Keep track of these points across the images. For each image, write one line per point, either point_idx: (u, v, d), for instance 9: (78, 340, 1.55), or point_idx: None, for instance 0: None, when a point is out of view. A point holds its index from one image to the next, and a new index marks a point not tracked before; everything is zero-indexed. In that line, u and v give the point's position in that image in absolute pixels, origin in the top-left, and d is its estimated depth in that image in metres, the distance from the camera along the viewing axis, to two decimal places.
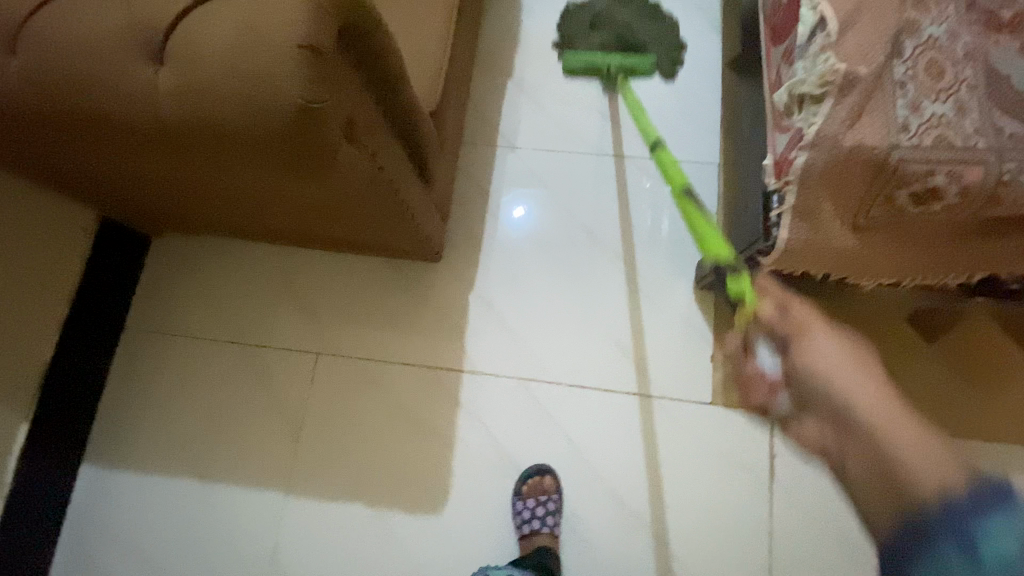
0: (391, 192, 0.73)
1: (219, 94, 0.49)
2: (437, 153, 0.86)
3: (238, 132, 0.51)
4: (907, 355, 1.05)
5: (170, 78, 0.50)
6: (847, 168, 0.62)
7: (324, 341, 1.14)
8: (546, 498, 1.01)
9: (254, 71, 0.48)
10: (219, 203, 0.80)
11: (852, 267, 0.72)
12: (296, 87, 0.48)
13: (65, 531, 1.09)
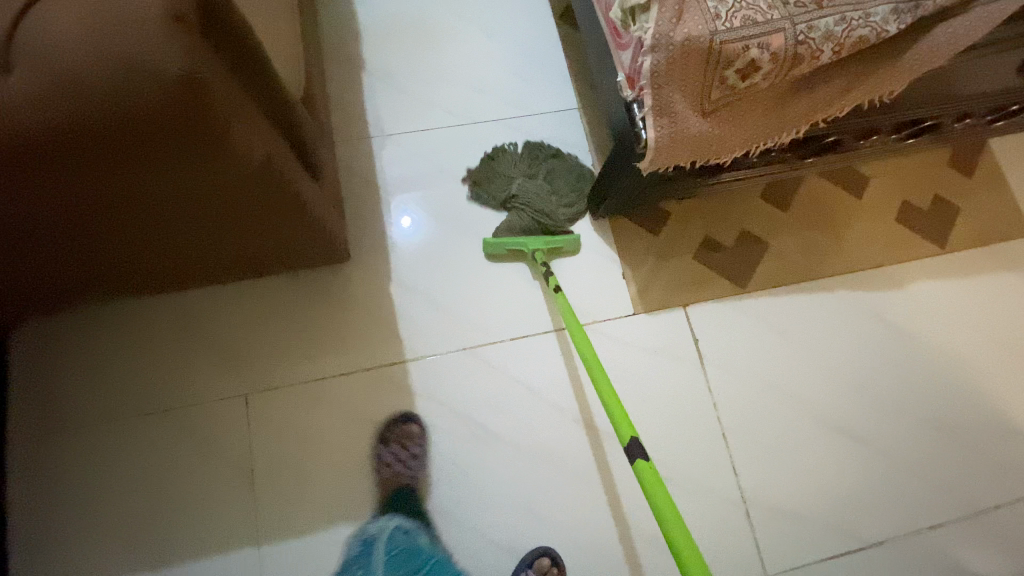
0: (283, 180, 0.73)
1: (77, 75, 0.50)
2: (317, 144, 0.85)
3: (106, 113, 0.52)
4: (770, 225, 1.25)
5: (23, 78, 0.50)
6: (685, 60, 0.72)
7: (249, 376, 1.08)
8: (411, 443, 1.08)
9: (115, 47, 0.50)
10: (93, 242, 0.75)
11: (712, 147, 0.84)
12: (170, 57, 0.51)
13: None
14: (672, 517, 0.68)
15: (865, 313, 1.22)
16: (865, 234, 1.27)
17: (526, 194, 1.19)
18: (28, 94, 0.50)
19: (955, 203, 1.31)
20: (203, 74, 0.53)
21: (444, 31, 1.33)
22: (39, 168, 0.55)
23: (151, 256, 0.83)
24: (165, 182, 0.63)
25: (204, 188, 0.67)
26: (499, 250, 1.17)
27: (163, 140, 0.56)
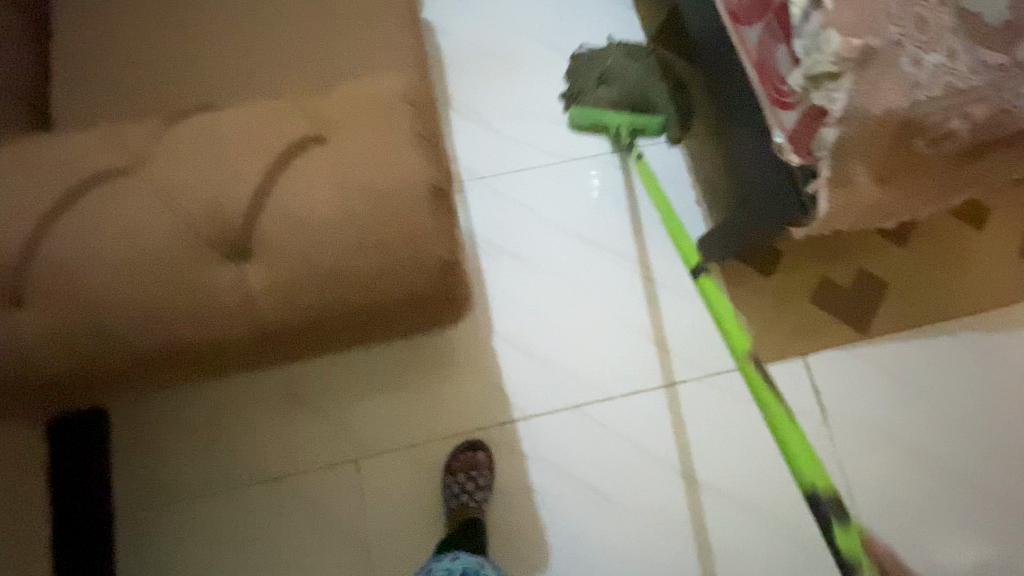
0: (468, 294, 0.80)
1: (364, 258, 0.62)
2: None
3: (377, 281, 0.63)
4: (888, 264, 1.18)
5: (323, 260, 0.62)
6: (877, 131, 0.65)
7: (357, 442, 1.05)
8: (476, 473, 1.02)
9: (397, 231, 0.63)
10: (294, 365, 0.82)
11: (878, 213, 0.77)
12: (438, 240, 0.64)
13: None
14: (808, 460, 0.60)
15: (993, 359, 1.15)
16: (990, 271, 1.19)
17: (624, 76, 1.17)
18: (327, 272, 0.62)
19: None
20: (454, 248, 0.66)
21: (532, 61, 1.25)
22: (305, 322, 0.65)
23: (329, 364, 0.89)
24: (387, 325, 0.71)
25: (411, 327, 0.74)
26: (583, 122, 1.19)
27: (408, 298, 0.65)
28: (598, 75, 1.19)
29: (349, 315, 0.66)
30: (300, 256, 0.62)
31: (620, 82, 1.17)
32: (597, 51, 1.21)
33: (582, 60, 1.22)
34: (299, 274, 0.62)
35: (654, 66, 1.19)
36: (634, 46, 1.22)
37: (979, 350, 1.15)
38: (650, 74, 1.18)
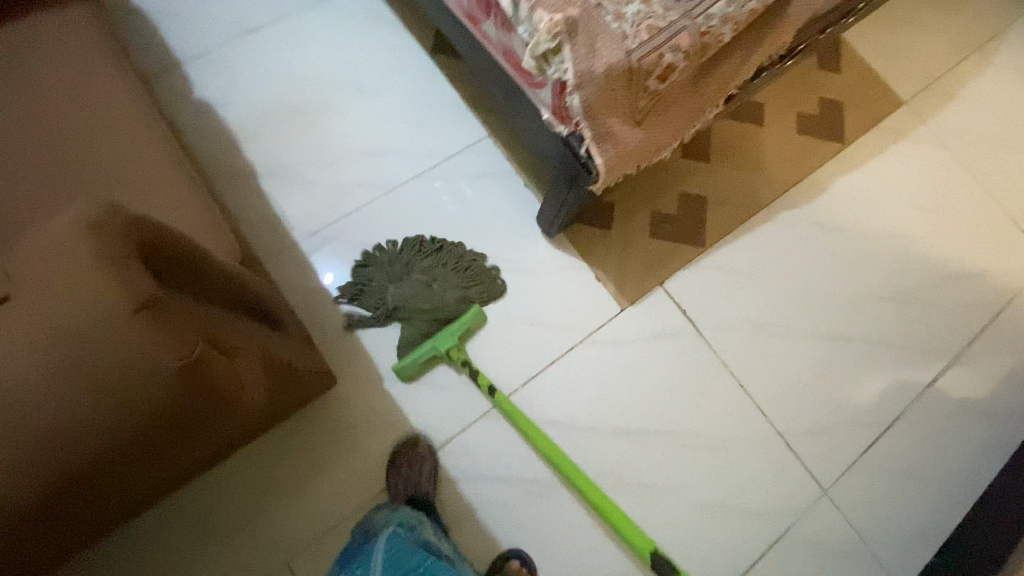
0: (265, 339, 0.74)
1: (86, 406, 0.53)
2: (272, 300, 0.79)
3: (114, 422, 0.54)
4: (702, 179, 1.31)
5: (37, 424, 0.52)
6: (610, 85, 0.72)
7: (285, 541, 1.00)
8: (417, 457, 1.04)
9: (104, 358, 0.53)
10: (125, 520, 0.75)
11: (651, 150, 0.86)
12: (156, 349, 0.54)
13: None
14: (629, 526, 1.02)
15: (809, 226, 1.33)
16: (781, 156, 1.36)
17: (414, 294, 1.11)
18: (48, 435, 0.53)
19: (838, 100, 1.44)
20: (189, 348, 0.56)
21: (323, 107, 1.24)
22: (74, 490, 0.57)
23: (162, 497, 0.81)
24: (186, 440, 0.65)
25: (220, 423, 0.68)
26: (413, 368, 1.08)
27: (165, 417, 0.57)
28: (387, 306, 1.12)
29: (117, 461, 0.57)
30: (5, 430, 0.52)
31: (419, 313, 1.10)
32: (388, 248, 1.16)
33: (374, 266, 1.14)
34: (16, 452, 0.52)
35: (448, 267, 1.15)
36: (416, 245, 1.17)
37: (797, 223, 1.32)
38: (430, 280, 1.13)
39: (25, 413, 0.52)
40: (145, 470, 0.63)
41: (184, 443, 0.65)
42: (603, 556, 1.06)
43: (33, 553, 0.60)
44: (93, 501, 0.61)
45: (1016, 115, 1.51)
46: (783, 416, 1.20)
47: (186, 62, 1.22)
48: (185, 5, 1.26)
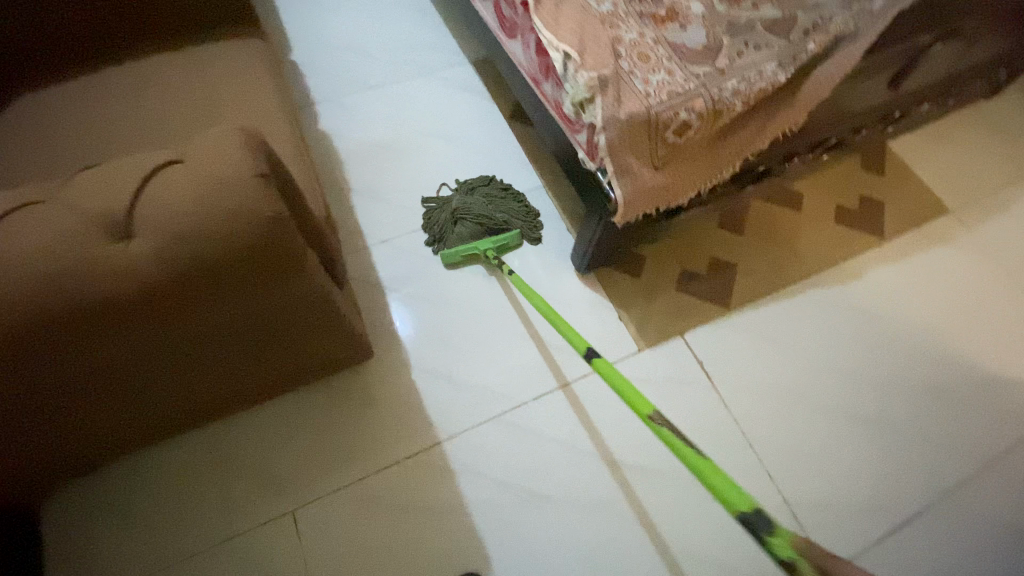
0: (305, 339, 0.94)
1: (172, 227, 0.55)
2: (336, 295, 0.92)
3: (180, 251, 0.56)
4: (733, 249, 1.42)
5: (144, 253, 0.55)
6: (632, 128, 0.90)
7: (295, 495, 1.10)
8: None
9: (218, 199, 0.57)
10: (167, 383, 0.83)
11: (669, 194, 1.00)
12: (264, 215, 0.59)
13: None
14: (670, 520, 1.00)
15: (840, 307, 1.36)
16: (813, 240, 1.45)
17: None
18: (149, 269, 0.56)
19: (878, 200, 1.52)
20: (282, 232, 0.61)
21: (414, 147, 1.53)
22: (130, 330, 0.60)
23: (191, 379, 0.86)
24: (247, 317, 0.71)
25: (269, 316, 0.75)
26: None
27: (244, 286, 0.63)
28: None
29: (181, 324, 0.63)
30: (111, 252, 0.55)
31: None
32: None
33: None
34: (117, 271, 0.55)
35: None
36: None
37: (828, 302, 1.36)
38: None
39: (166, 229, 0.55)
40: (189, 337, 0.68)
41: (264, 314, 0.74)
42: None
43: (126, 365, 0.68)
44: (122, 351, 0.63)
45: None
46: (794, 485, 1.17)
47: (319, 103, 1.57)
48: (327, 64, 1.64)
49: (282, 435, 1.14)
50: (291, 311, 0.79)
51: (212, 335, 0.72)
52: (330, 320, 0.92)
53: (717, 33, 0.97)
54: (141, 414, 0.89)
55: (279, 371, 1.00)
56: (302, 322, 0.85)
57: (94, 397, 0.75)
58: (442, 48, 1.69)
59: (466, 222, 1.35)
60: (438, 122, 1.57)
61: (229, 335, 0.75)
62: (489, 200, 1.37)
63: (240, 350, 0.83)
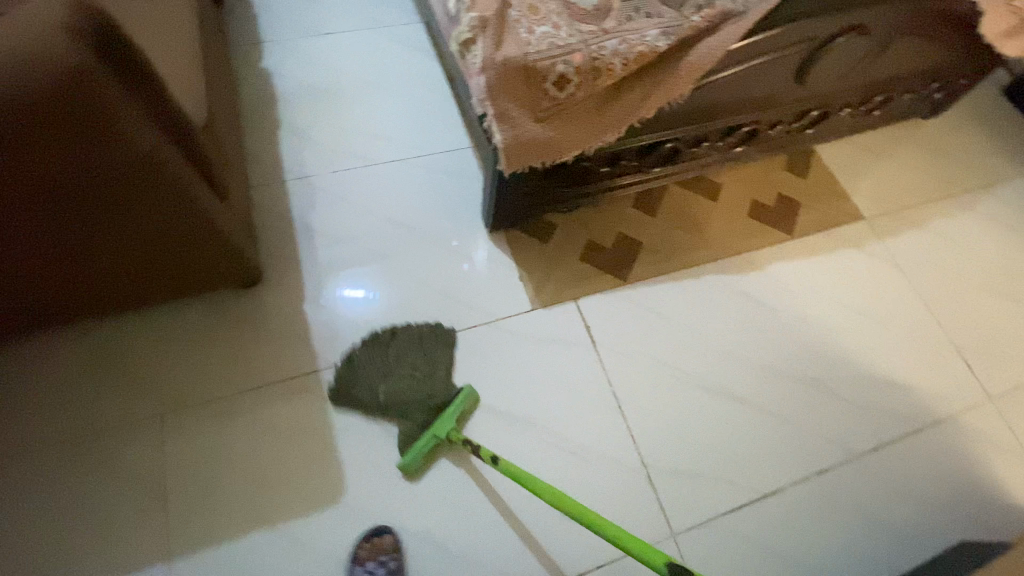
0: (174, 242, 0.96)
1: None
2: (211, 202, 0.95)
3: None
4: (644, 227, 1.45)
5: None
6: (509, 73, 0.93)
7: (166, 400, 1.12)
8: (385, 556, 1.03)
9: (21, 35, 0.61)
10: (19, 263, 0.86)
11: (553, 148, 1.03)
12: (68, 57, 0.63)
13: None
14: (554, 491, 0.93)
15: (737, 293, 1.40)
16: (725, 229, 1.48)
17: None
18: None
19: (796, 200, 1.56)
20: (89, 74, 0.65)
21: (351, 94, 1.56)
22: None
23: (49, 266, 0.89)
24: (76, 178, 0.74)
25: (106, 188, 0.78)
26: None
27: (53, 129, 0.67)
28: None
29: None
30: None
31: None
32: None
33: None
34: None
35: None
36: None
37: (726, 288, 1.40)
38: None
39: None
40: (13, 188, 0.72)
41: (100, 184, 0.77)
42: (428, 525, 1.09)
43: None
44: None
45: (993, 262, 1.55)
46: (657, 452, 1.20)
47: (265, 42, 1.60)
48: (280, 7, 1.67)
49: (164, 345, 1.17)
50: (134, 192, 0.81)
51: (42, 196, 0.75)
52: (200, 222, 0.94)
53: None
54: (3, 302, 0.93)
55: (151, 278, 1.03)
56: (156, 212, 0.87)
57: None
58: (399, 7, 1.73)
59: (397, 381, 1.16)
60: (379, 74, 1.60)
61: (65, 205, 0.78)
62: (395, 369, 1.18)
63: (93, 235, 0.86)
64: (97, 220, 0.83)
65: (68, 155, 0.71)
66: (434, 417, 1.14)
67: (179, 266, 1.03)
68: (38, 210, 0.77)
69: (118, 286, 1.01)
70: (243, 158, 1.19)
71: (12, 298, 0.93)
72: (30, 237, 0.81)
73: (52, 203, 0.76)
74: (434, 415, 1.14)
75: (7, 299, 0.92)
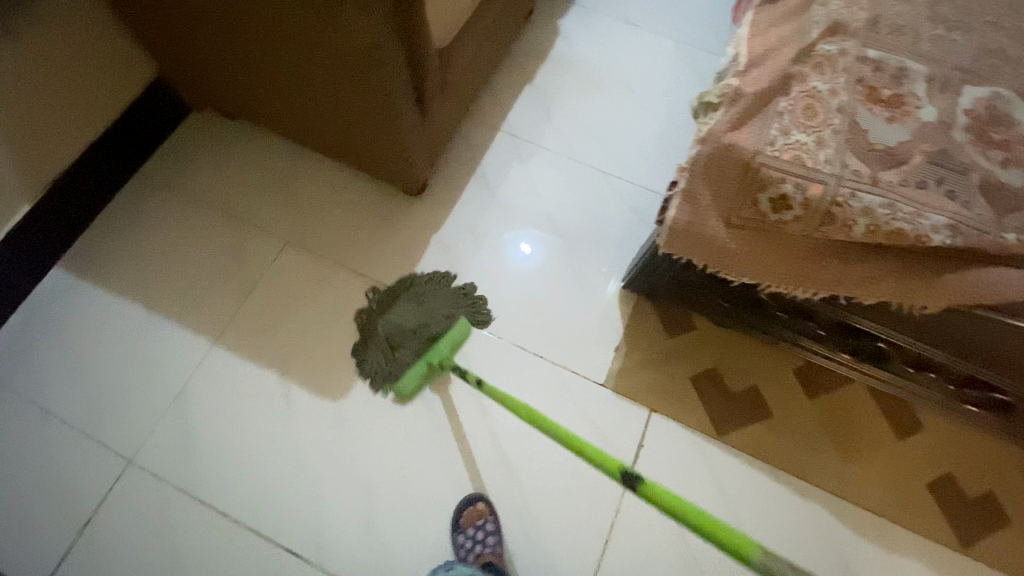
0: (362, 125, 1.08)
1: None
2: (403, 109, 1.02)
3: None
4: (785, 401, 1.17)
5: None
6: (725, 159, 0.79)
7: (295, 235, 1.30)
8: (483, 522, 1.07)
9: None
10: (263, 78, 1.08)
11: (726, 260, 0.85)
12: None
13: (9, 325, 1.20)
14: None
15: (833, 549, 1.07)
16: (881, 474, 1.12)
17: None
18: None
19: (1014, 516, 1.10)
20: None
21: (609, 89, 1.52)
22: None
23: (279, 92, 1.10)
24: (311, 31, 0.89)
25: (328, 50, 0.92)
26: None
27: None
28: None
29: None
30: None
31: None
32: None
33: None
34: None
35: None
36: None
37: (824, 532, 1.08)
38: None
39: None
40: (274, 18, 0.90)
41: (326, 45, 0.91)
42: (377, 480, 1.12)
43: (239, 17, 0.94)
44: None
45: None
46: None
47: (576, 6, 1.63)
48: None
49: (324, 194, 1.34)
50: (346, 65, 0.94)
51: (285, 30, 0.92)
52: (385, 120, 1.04)
53: (916, 149, 0.77)
54: (247, 99, 1.18)
55: (338, 144, 1.18)
56: (356, 91, 0.99)
57: (218, 44, 1.04)
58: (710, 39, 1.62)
59: (400, 322, 1.21)
60: (649, 85, 1.52)
61: (300, 46, 0.94)
62: (399, 306, 1.23)
63: (308, 82, 1.02)
64: (317, 74, 0.99)
65: (310, 11, 0.85)
66: (425, 345, 1.19)
67: (360, 146, 1.15)
68: (283, 44, 0.95)
69: (315, 136, 1.19)
70: (471, 90, 1.25)
71: (253, 102, 1.18)
72: (275, 64, 1.02)
73: (290, 39, 0.93)
74: (425, 344, 1.19)
75: (250, 98, 1.17)
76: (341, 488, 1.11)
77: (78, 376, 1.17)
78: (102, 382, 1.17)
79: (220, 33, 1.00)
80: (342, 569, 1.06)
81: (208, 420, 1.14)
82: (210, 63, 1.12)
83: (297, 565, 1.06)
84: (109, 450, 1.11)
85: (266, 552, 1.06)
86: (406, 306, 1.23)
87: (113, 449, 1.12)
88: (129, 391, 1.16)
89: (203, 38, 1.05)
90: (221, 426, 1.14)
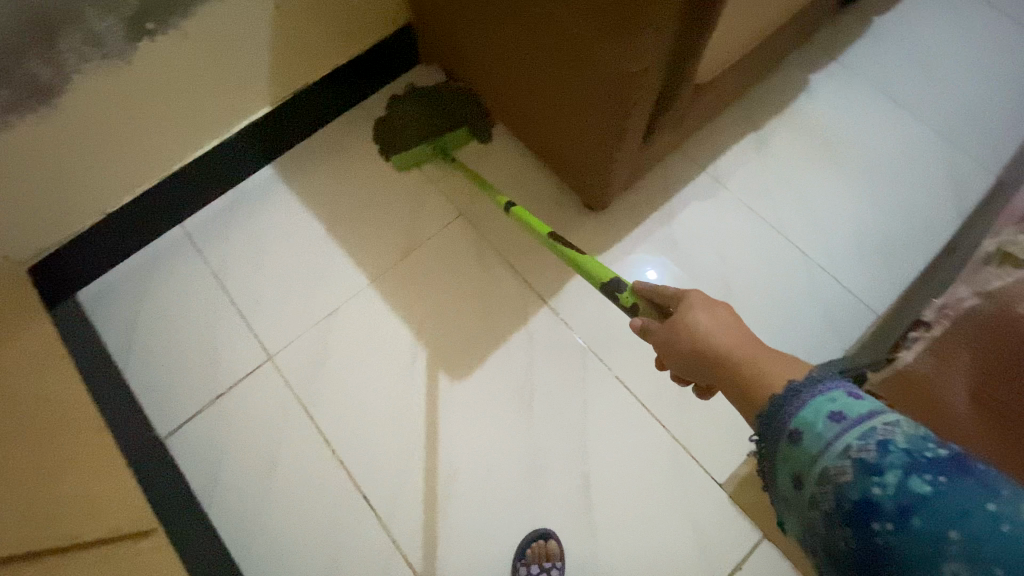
0: (580, 141, 1.06)
1: None
2: (630, 138, 0.98)
3: None
4: None
5: None
6: (1011, 329, 0.65)
7: (472, 210, 1.33)
8: (549, 565, 1.03)
9: None
10: (508, 65, 1.09)
11: (946, 432, 0.70)
12: None
13: (216, 202, 1.36)
14: None
15: None
16: None
17: None
18: None
19: None
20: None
21: (840, 167, 1.35)
22: None
23: (515, 81, 1.10)
24: (578, 50, 0.87)
25: (586, 72, 0.90)
26: None
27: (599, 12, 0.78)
28: None
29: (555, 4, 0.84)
30: None
31: None
32: None
33: None
34: None
35: None
36: None
37: None
38: None
39: None
40: (549, 24, 0.89)
41: (587, 67, 0.88)
42: (462, 471, 1.12)
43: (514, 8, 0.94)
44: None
45: None
46: None
47: (835, 65, 1.46)
48: (886, 53, 1.48)
49: (512, 181, 1.35)
50: (595, 90, 0.91)
51: (554, 37, 0.90)
52: (608, 146, 1.00)
53: None
54: (482, 75, 1.21)
55: (548, 145, 1.18)
56: (591, 115, 0.97)
57: (482, 22, 1.06)
58: (983, 151, 1.37)
59: (408, 109, 1.37)
60: (888, 178, 1.34)
61: (561, 57, 0.92)
62: (415, 100, 1.37)
63: (550, 86, 1.01)
64: (563, 84, 0.98)
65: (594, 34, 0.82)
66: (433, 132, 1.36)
67: (567, 156, 1.14)
68: (545, 48, 0.94)
69: (529, 129, 1.19)
70: (697, 127, 1.16)
71: (487, 78, 1.21)
72: (526, 58, 1.02)
73: (554, 46, 0.92)
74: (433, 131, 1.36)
75: (485, 75, 1.20)
76: (428, 463, 1.13)
77: (254, 266, 1.30)
78: (270, 278, 1.28)
79: (495, 8, 0.99)
80: (404, 538, 1.09)
81: (340, 349, 1.22)
82: (466, 26, 1.12)
83: (366, 518, 1.10)
84: (254, 342, 1.23)
85: (345, 491, 1.12)
86: (429, 103, 1.37)
87: (260, 340, 1.23)
88: (287, 295, 1.27)
89: (470, 12, 1.07)
90: (348, 359, 1.21)
